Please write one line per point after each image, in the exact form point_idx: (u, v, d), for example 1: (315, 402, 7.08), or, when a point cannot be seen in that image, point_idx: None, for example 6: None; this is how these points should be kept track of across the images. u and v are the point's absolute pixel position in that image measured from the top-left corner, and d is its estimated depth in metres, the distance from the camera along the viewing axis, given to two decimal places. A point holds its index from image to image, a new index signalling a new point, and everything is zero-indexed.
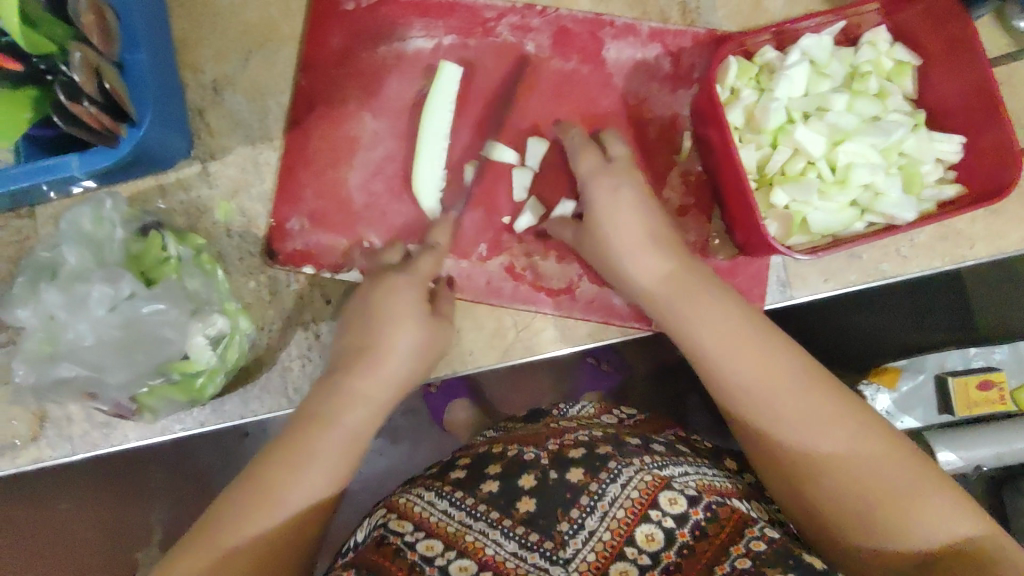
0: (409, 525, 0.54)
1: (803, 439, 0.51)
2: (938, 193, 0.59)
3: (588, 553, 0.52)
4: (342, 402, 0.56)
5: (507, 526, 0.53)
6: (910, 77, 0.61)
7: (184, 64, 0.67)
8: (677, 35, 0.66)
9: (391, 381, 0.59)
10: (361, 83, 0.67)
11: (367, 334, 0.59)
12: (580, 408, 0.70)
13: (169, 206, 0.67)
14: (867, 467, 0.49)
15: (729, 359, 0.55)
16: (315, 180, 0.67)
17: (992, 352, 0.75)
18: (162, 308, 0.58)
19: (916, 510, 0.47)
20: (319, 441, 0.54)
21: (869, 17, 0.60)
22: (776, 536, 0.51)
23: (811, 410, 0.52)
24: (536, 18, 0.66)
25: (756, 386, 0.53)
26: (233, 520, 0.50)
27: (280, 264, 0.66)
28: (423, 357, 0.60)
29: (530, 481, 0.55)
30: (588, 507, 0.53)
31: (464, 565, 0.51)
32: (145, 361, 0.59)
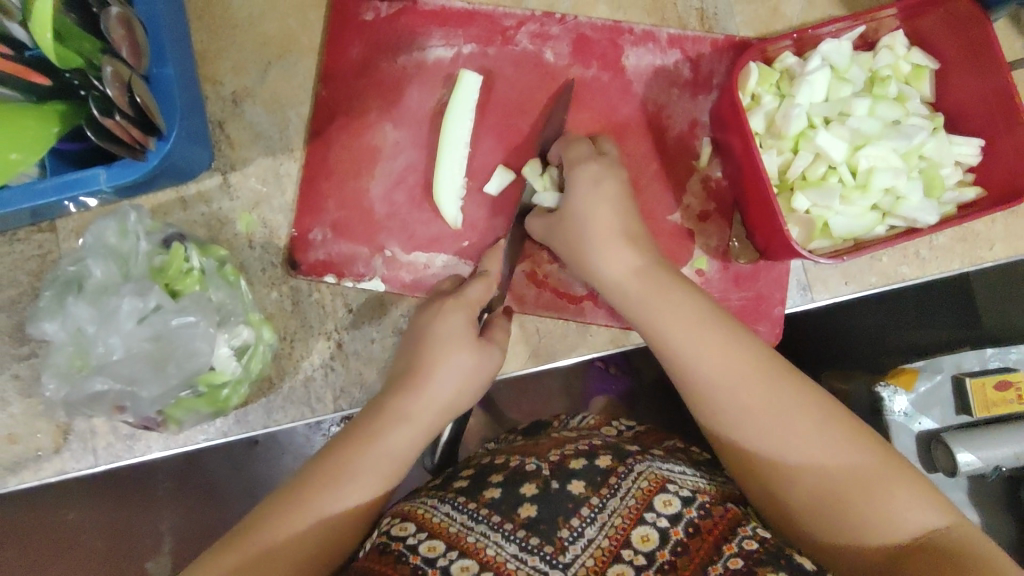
0: (412, 527, 0.52)
1: (775, 443, 0.51)
2: (958, 196, 0.60)
3: (587, 558, 0.50)
4: (387, 418, 0.55)
5: (507, 529, 0.51)
6: (927, 80, 0.62)
7: (204, 77, 0.68)
8: (696, 41, 0.66)
9: (435, 403, 0.57)
10: (382, 92, 0.67)
11: (412, 358, 0.59)
12: (581, 419, 0.67)
13: (190, 218, 0.67)
14: (839, 467, 0.49)
15: (700, 366, 0.54)
16: (337, 191, 0.67)
17: (1008, 352, 0.75)
18: (192, 321, 0.58)
19: (886, 508, 0.48)
20: (359, 458, 0.53)
21: (888, 22, 0.61)
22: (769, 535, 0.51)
23: (782, 413, 0.51)
24: (554, 26, 0.67)
25: (726, 392, 0.53)
26: (272, 523, 0.50)
27: (303, 274, 0.66)
28: (470, 381, 0.58)
29: (531, 489, 0.53)
30: (588, 517, 0.52)
31: (466, 565, 0.49)
32: (175, 373, 0.59)
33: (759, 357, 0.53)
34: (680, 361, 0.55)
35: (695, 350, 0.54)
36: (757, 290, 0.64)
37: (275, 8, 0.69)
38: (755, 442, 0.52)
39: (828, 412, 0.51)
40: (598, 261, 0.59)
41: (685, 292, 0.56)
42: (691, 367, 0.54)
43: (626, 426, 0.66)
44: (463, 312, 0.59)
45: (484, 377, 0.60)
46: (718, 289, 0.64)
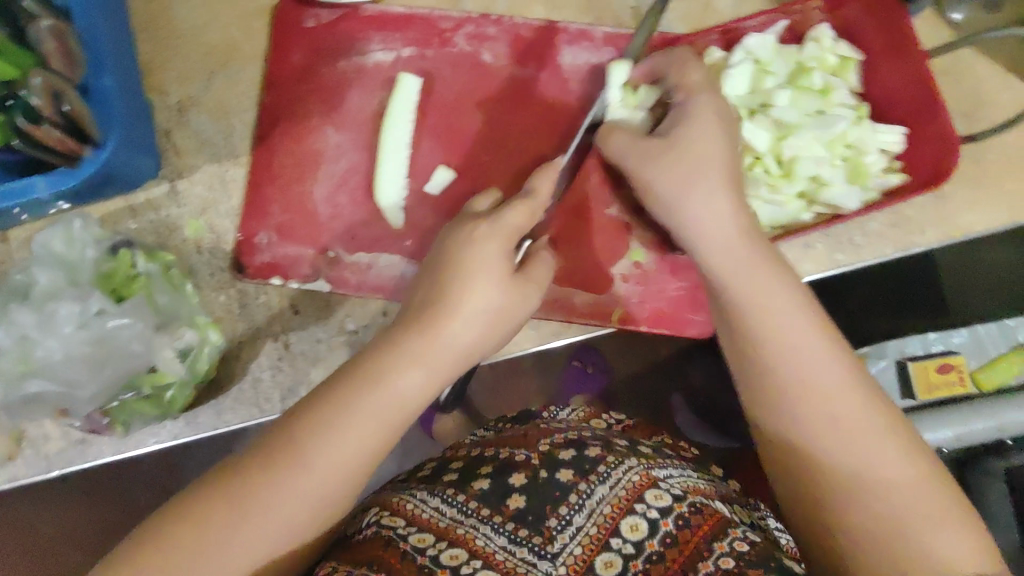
0: (402, 520, 0.51)
1: (841, 452, 0.47)
2: (885, 182, 0.61)
3: (574, 547, 0.51)
4: (396, 361, 0.49)
5: (496, 521, 0.52)
6: (853, 71, 0.62)
7: (151, 87, 0.69)
8: (631, 38, 0.67)
9: (457, 347, 0.51)
10: (324, 97, 0.69)
11: (438, 285, 0.52)
12: (569, 411, 0.66)
13: (139, 226, 0.68)
14: (906, 497, 0.45)
15: (787, 360, 0.50)
16: (281, 195, 0.68)
17: (950, 335, 0.76)
18: (127, 322, 0.59)
19: (945, 548, 0.44)
20: (356, 405, 0.47)
21: (813, 13, 0.62)
22: (757, 539, 0.52)
23: (857, 428, 0.47)
24: (491, 27, 0.68)
25: (802, 392, 0.49)
26: (265, 478, 0.45)
27: (249, 277, 0.67)
28: (495, 320, 0.53)
29: (520, 478, 0.54)
30: (576, 504, 0.53)
31: (455, 555, 0.50)
32: (112, 375, 0.60)
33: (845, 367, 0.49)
34: (759, 353, 0.51)
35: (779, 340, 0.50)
36: (692, 280, 0.65)
37: (218, 19, 0.70)
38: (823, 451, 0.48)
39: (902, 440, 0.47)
40: (698, 206, 0.54)
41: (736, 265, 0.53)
42: (780, 353, 0.50)
43: (616, 420, 0.67)
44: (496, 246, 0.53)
45: (510, 316, 0.54)
46: (656, 281, 0.65)
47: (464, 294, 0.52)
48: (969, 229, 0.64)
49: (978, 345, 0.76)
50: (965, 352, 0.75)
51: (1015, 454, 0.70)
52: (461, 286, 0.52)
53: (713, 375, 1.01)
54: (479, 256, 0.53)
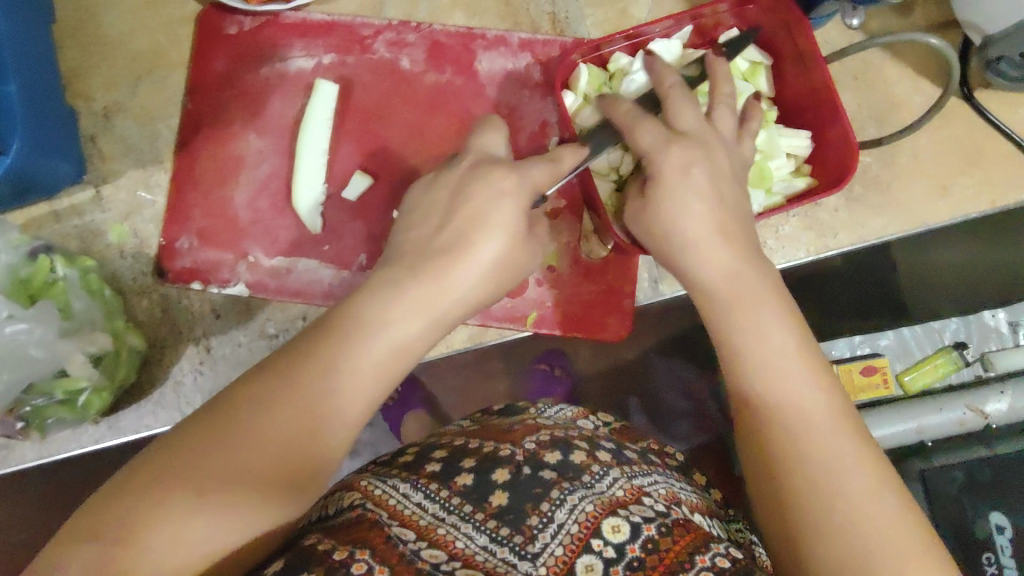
0: (385, 513, 0.47)
1: (822, 466, 0.43)
2: (788, 186, 0.61)
3: (556, 546, 0.46)
4: (396, 309, 0.48)
5: (478, 519, 0.47)
6: (762, 76, 0.64)
7: (76, 93, 0.70)
8: (546, 44, 0.68)
9: (456, 297, 0.50)
10: (246, 103, 0.70)
11: (457, 232, 0.52)
12: (558, 409, 0.62)
13: (62, 231, 0.69)
14: (877, 518, 0.41)
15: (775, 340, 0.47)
16: (202, 200, 0.69)
17: (877, 338, 0.75)
18: (24, 328, 0.57)
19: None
20: (354, 350, 0.46)
21: (724, 17, 0.63)
22: (739, 556, 0.49)
23: (834, 444, 0.43)
24: (410, 34, 0.69)
25: (788, 384, 0.46)
26: (252, 429, 0.42)
27: (171, 282, 0.68)
28: (499, 272, 0.53)
29: (503, 475, 0.50)
30: (558, 500, 0.48)
31: (435, 554, 0.46)
32: (12, 378, 0.58)
33: (833, 388, 0.46)
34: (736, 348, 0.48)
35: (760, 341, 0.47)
36: (607, 283, 0.66)
37: (144, 26, 0.71)
38: (804, 467, 0.43)
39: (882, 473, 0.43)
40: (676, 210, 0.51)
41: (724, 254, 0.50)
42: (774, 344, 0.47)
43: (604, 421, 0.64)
44: (516, 202, 0.52)
45: (517, 266, 0.54)
46: (570, 284, 0.66)
47: (474, 244, 0.51)
48: (878, 233, 0.65)
49: (904, 347, 0.75)
50: (890, 355, 0.74)
51: (937, 457, 0.71)
52: (474, 234, 0.51)
53: (675, 380, 0.93)
54: (498, 204, 0.52)
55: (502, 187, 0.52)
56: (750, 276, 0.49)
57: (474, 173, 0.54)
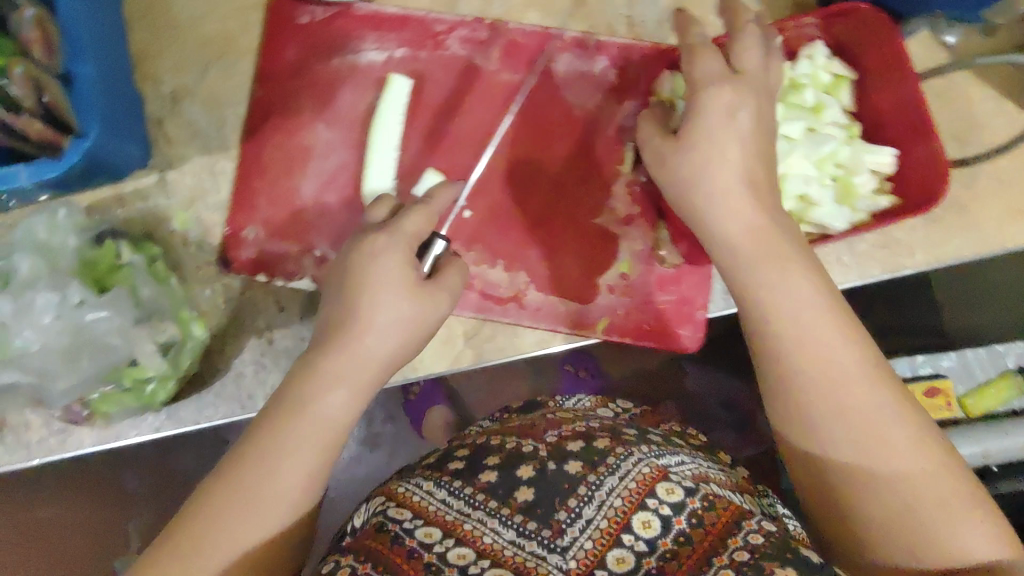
0: (408, 513, 0.53)
1: (859, 426, 0.46)
2: (872, 204, 0.59)
3: (585, 541, 0.51)
4: (315, 386, 0.50)
5: (505, 514, 0.52)
6: (847, 90, 0.62)
7: (143, 75, 0.69)
8: (623, 48, 0.67)
9: (370, 362, 0.51)
10: (316, 93, 0.68)
11: (345, 307, 0.52)
12: (578, 401, 0.69)
13: (127, 215, 0.68)
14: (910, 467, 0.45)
15: (796, 306, 0.48)
16: (269, 189, 0.68)
17: (939, 359, 0.75)
18: (104, 314, 0.58)
19: (962, 539, 0.44)
20: (303, 425, 0.49)
21: (807, 31, 0.62)
22: (773, 529, 0.51)
23: (879, 412, 0.46)
24: (485, 31, 0.68)
25: (818, 349, 0.47)
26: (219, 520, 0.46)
27: (235, 272, 0.68)
28: (407, 329, 0.52)
29: (527, 472, 0.54)
30: (586, 497, 0.53)
31: (463, 553, 0.50)
32: (89, 366, 0.58)
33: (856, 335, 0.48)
34: (766, 314, 0.49)
35: (791, 309, 0.49)
36: (681, 293, 0.65)
37: (214, 11, 0.70)
38: (848, 440, 0.46)
39: (924, 431, 0.46)
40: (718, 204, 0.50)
41: (746, 204, 0.50)
42: (798, 311, 0.48)
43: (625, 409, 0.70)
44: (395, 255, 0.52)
45: (430, 320, 0.53)
46: (641, 292, 0.65)
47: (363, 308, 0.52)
48: (960, 254, 0.64)
49: (966, 369, 0.75)
50: (953, 377, 0.74)
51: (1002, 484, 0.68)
52: (363, 297, 0.52)
53: (716, 389, 0.93)
54: (376, 266, 0.52)
55: (371, 250, 0.52)
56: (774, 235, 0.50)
57: (354, 244, 0.54)
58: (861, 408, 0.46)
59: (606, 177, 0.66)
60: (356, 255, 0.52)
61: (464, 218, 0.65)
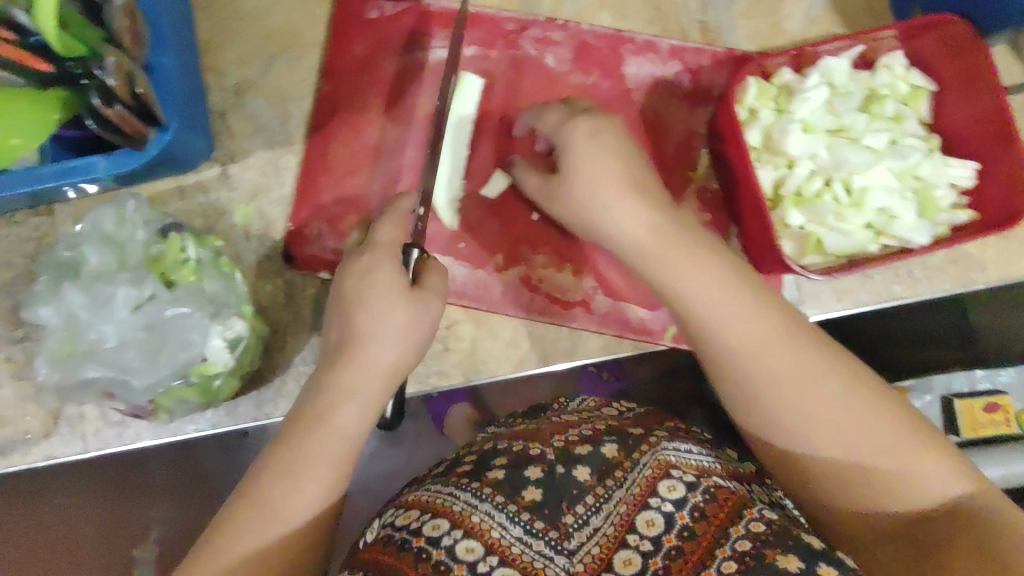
0: (415, 513, 0.48)
1: (784, 409, 0.47)
2: (951, 218, 0.59)
3: (592, 547, 0.48)
4: (329, 399, 0.51)
5: (512, 510, 0.48)
6: (924, 101, 0.61)
7: (207, 67, 0.68)
8: (696, 53, 0.67)
9: (376, 369, 0.52)
10: (384, 90, 0.68)
11: (343, 326, 0.53)
12: (580, 400, 0.61)
13: (188, 207, 0.67)
14: (849, 433, 0.45)
15: (696, 300, 0.49)
16: (335, 185, 0.67)
17: (998, 374, 0.74)
18: (186, 311, 0.56)
19: (922, 483, 0.44)
20: (318, 436, 0.50)
21: (886, 42, 0.60)
22: (775, 517, 0.48)
23: (811, 377, 0.47)
24: (557, 32, 0.67)
25: (721, 339, 0.48)
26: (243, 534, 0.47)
27: (298, 268, 0.67)
28: (411, 337, 0.53)
29: (536, 472, 0.50)
30: (593, 505, 0.49)
31: (472, 546, 0.46)
32: (167, 362, 0.56)
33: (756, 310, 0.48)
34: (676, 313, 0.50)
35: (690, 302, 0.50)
36: None
37: (281, 5, 0.69)
38: (786, 413, 0.47)
39: (853, 380, 0.47)
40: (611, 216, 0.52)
41: (636, 204, 0.51)
42: (697, 304, 0.49)
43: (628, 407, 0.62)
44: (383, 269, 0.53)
45: (426, 325, 0.54)
46: None
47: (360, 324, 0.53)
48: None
49: None
50: (1012, 392, 0.74)
51: None
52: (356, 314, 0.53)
53: None
54: (372, 280, 0.53)
55: (362, 266, 0.53)
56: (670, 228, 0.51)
57: (346, 264, 0.55)
58: (779, 391, 0.47)
59: (677, 182, 0.66)
60: (349, 277, 0.53)
61: (532, 220, 0.66)
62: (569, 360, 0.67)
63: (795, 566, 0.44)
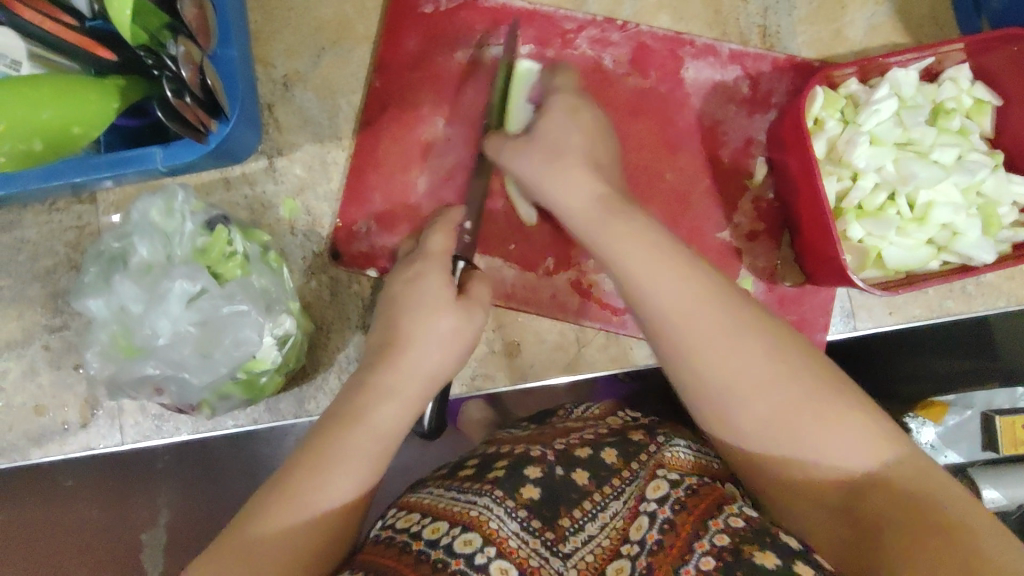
0: (417, 515, 0.46)
1: (706, 374, 0.45)
2: (1014, 236, 0.59)
3: (587, 553, 0.46)
4: (369, 399, 0.50)
5: (509, 506, 0.46)
6: (988, 116, 0.61)
7: (256, 58, 0.67)
8: (757, 58, 0.66)
9: (418, 376, 0.52)
10: (436, 87, 0.67)
11: (387, 329, 0.54)
12: (584, 408, 0.59)
13: (233, 199, 0.66)
14: (772, 401, 0.44)
15: (626, 265, 0.48)
16: (384, 183, 0.66)
17: None
18: (243, 309, 0.56)
19: (834, 451, 0.43)
20: (353, 435, 0.48)
21: (953, 54, 0.59)
22: (755, 514, 0.46)
23: (734, 343, 0.45)
24: (615, 32, 0.66)
25: (654, 301, 0.47)
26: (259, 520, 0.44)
27: (344, 265, 0.65)
28: (454, 345, 0.53)
29: (536, 471, 0.48)
30: (591, 512, 0.48)
31: (469, 539, 0.44)
32: (222, 359, 0.56)
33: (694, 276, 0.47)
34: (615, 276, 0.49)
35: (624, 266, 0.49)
36: (801, 315, 0.65)
37: None
38: (696, 370, 0.45)
39: (783, 349, 0.45)
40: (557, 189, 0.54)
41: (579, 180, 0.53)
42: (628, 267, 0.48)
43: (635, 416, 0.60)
44: (433, 274, 0.55)
45: (468, 336, 0.55)
46: None
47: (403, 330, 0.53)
48: None
49: None
50: None
51: None
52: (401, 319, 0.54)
53: None
54: (421, 284, 0.54)
55: (411, 273, 0.55)
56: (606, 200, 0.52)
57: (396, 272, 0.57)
58: (700, 356, 0.45)
59: (732, 190, 0.66)
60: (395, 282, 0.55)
61: None
62: (617, 366, 0.66)
63: (771, 562, 0.42)
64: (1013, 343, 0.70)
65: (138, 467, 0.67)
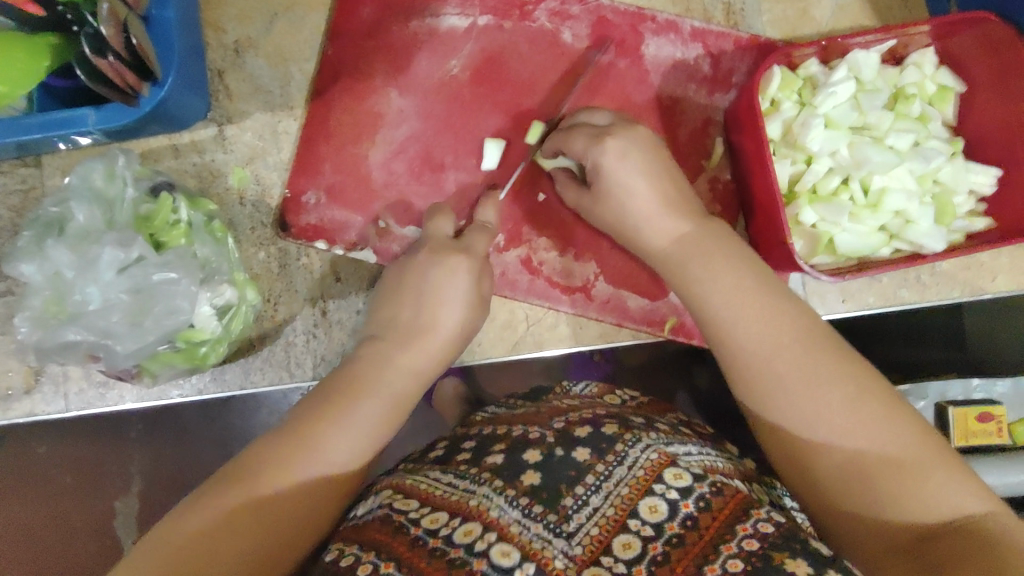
0: (415, 502, 0.45)
1: (790, 407, 0.46)
2: (967, 226, 0.59)
3: (591, 528, 0.44)
4: (369, 376, 0.51)
5: (511, 496, 0.45)
6: (951, 103, 0.59)
7: (207, 22, 0.65)
8: (720, 36, 0.65)
9: (437, 349, 0.54)
10: (390, 56, 0.65)
11: (389, 317, 0.55)
12: (582, 386, 0.58)
13: (181, 167, 0.65)
14: (846, 433, 0.44)
15: (716, 297, 0.51)
16: (334, 154, 0.64)
17: (994, 384, 0.68)
18: (173, 277, 0.55)
19: (919, 495, 0.42)
20: (361, 407, 0.49)
21: (918, 38, 0.58)
22: (784, 519, 0.44)
23: (814, 381, 0.46)
24: (575, 6, 0.65)
25: (744, 336, 0.49)
26: (263, 468, 0.45)
27: (293, 237, 0.64)
28: (457, 344, 0.55)
29: (535, 455, 0.47)
30: (592, 485, 0.46)
31: (470, 529, 0.43)
32: (152, 328, 0.55)
33: (790, 310, 0.49)
34: (705, 309, 0.51)
35: (715, 302, 0.51)
36: None
37: None
38: (741, 355, 0.49)
39: (859, 387, 0.45)
40: (649, 234, 0.55)
41: (668, 223, 0.54)
42: (719, 305, 0.50)
43: (630, 396, 0.59)
44: (449, 263, 0.56)
45: (467, 333, 0.56)
46: None
47: (401, 313, 0.55)
48: None
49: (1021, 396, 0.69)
50: (1006, 404, 0.68)
51: None
52: (414, 328, 0.54)
53: None
54: (445, 287, 0.55)
55: (429, 262, 0.56)
56: (706, 238, 0.53)
57: (417, 272, 0.56)
58: (785, 390, 0.46)
59: (689, 170, 0.65)
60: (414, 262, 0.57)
61: (538, 201, 0.64)
62: (566, 345, 0.66)
63: (803, 571, 0.40)
64: (974, 334, 0.69)
65: (86, 435, 0.66)
